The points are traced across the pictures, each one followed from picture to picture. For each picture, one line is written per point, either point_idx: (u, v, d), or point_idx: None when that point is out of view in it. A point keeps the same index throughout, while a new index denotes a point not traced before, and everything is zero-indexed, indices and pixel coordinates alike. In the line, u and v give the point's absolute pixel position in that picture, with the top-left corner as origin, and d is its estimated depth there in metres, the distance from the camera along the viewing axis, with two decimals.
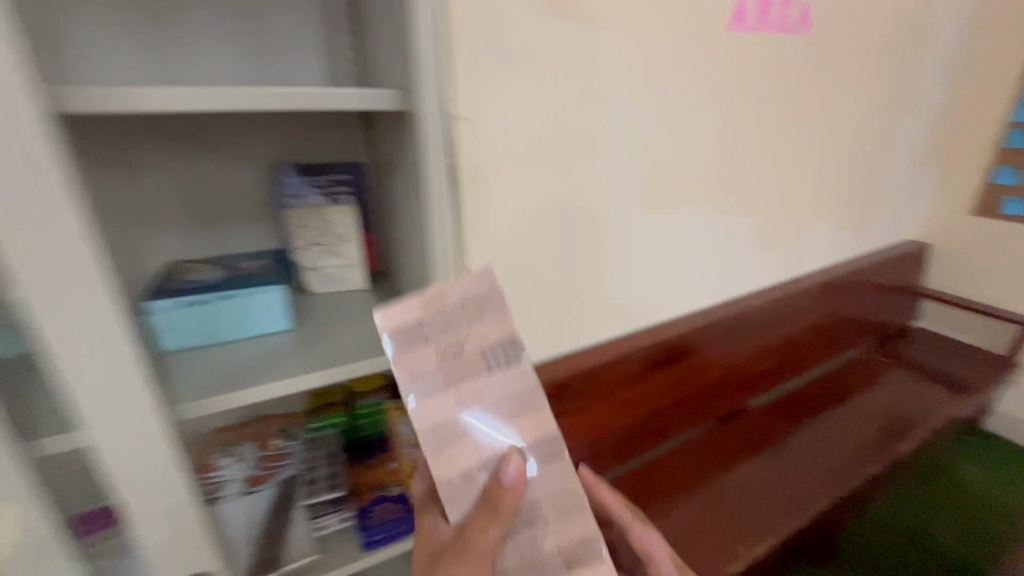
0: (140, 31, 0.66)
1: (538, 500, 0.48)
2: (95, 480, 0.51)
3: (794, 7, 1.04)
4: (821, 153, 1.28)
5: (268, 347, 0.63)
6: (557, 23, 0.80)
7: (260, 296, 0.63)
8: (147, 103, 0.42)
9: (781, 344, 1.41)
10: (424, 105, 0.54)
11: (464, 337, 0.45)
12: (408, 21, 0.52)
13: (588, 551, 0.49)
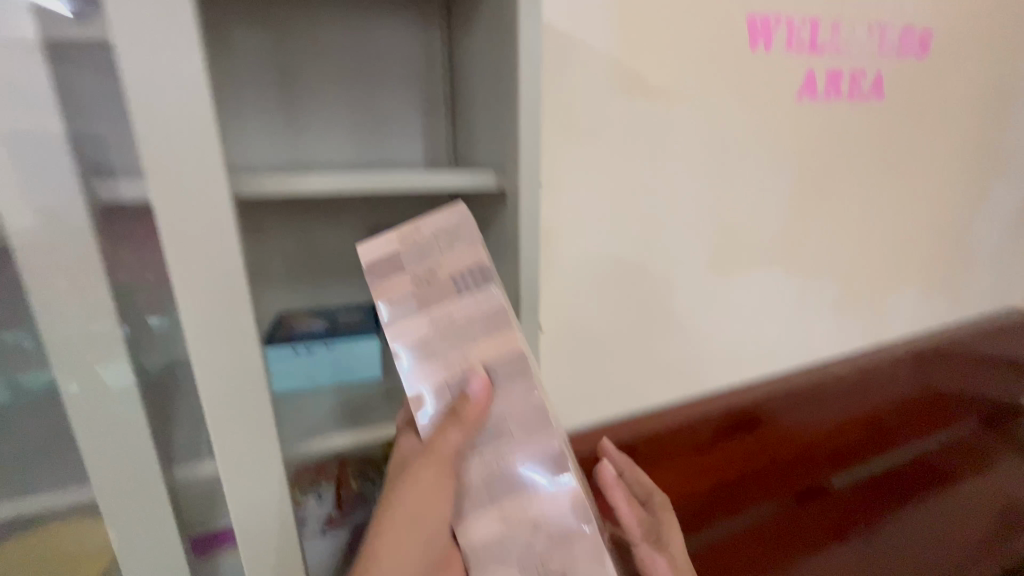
0: (268, 121, 0.74)
1: (505, 414, 0.49)
2: (219, 500, 0.58)
3: (865, 75, 1.05)
4: (905, 216, 1.22)
5: (364, 394, 0.69)
6: (627, 102, 0.87)
7: (360, 346, 0.70)
8: (297, 188, 0.52)
9: (864, 418, 1.32)
10: (522, 185, 0.57)
11: (437, 265, 0.49)
12: (509, 109, 0.58)
13: (557, 463, 0.49)
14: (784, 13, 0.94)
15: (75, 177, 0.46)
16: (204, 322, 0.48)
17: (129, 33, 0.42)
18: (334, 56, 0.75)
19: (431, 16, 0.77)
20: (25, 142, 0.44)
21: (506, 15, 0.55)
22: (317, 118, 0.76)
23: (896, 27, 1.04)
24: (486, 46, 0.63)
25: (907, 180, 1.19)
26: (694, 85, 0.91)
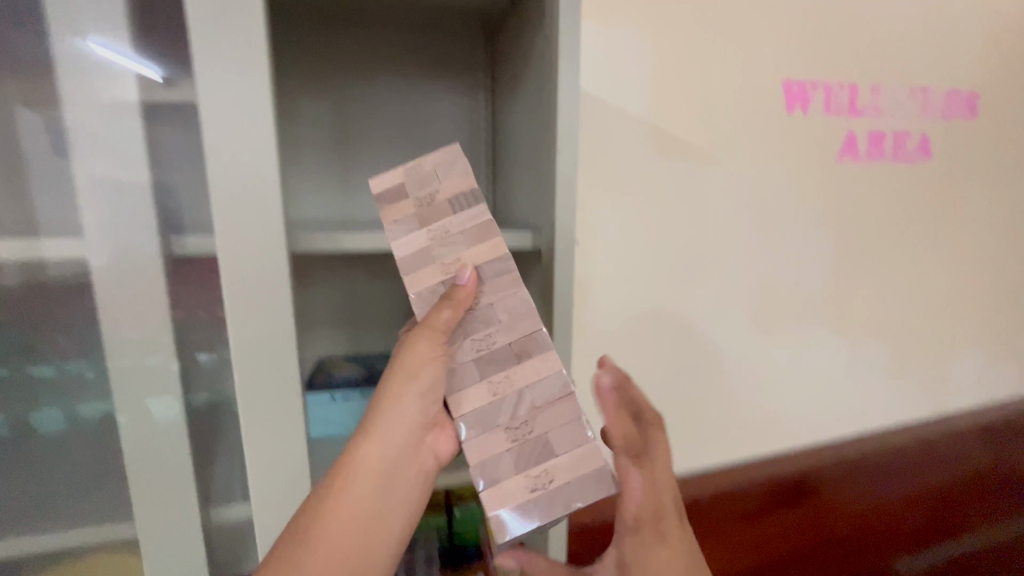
0: (322, 180, 0.80)
1: (494, 301, 0.48)
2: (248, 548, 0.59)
3: (909, 137, 1.04)
4: (962, 278, 1.16)
5: None
6: (662, 162, 0.89)
7: None
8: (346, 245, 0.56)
9: (930, 495, 1.21)
10: (557, 244, 0.59)
11: (437, 191, 0.49)
12: (546, 172, 0.60)
13: (543, 347, 0.47)
14: (820, 79, 0.95)
15: (154, 228, 0.51)
16: (252, 367, 0.52)
17: (211, 108, 0.47)
18: (386, 122, 0.81)
19: (477, 86, 0.83)
20: (116, 193, 0.50)
21: (546, 87, 0.59)
22: (366, 175, 0.81)
23: (939, 90, 1.04)
24: (526, 114, 0.67)
25: (963, 241, 1.14)
26: (729, 146, 0.92)
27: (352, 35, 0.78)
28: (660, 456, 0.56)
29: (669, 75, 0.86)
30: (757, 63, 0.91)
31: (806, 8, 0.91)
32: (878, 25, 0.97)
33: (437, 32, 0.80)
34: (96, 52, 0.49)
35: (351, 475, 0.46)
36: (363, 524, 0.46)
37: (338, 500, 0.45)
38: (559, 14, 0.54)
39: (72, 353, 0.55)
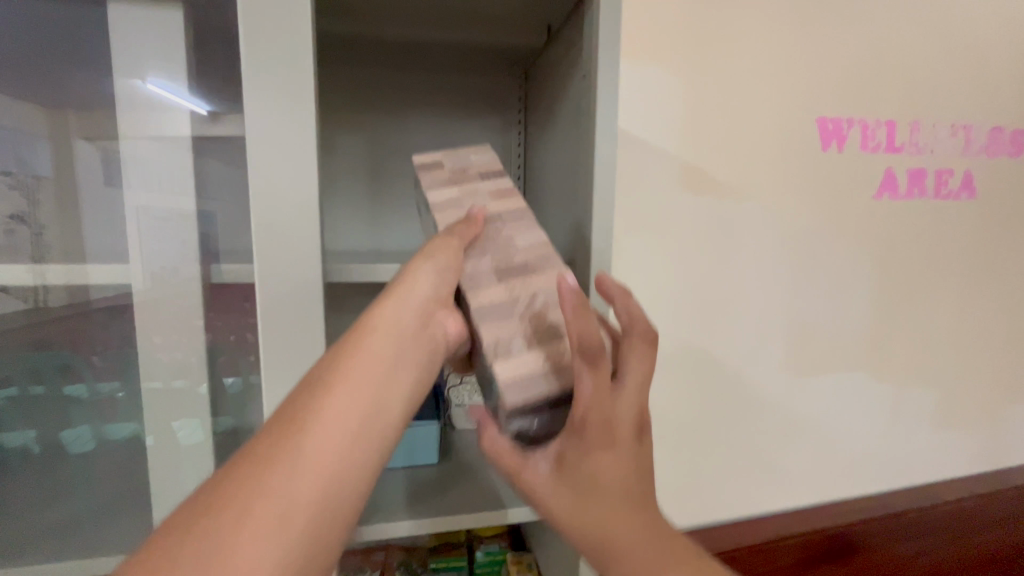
0: (355, 211, 0.82)
1: (509, 233, 0.50)
2: None
3: (952, 174, 1.00)
4: (1015, 321, 1.10)
5: (423, 477, 0.69)
6: (693, 198, 0.88)
7: (422, 430, 0.72)
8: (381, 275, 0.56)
9: (991, 557, 1.12)
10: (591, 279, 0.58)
11: (471, 164, 0.56)
12: (581, 206, 0.60)
13: (554, 263, 0.49)
14: (854, 116, 0.94)
15: (196, 256, 0.52)
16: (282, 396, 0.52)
17: None
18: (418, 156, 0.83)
19: (508, 122, 0.84)
20: (162, 221, 0.53)
21: (583, 124, 0.59)
22: (398, 206, 0.83)
23: (981, 128, 1.01)
24: (561, 149, 0.68)
25: (1014, 282, 1.08)
26: (762, 182, 0.91)
27: (389, 75, 0.80)
28: (632, 375, 0.45)
29: (700, 112, 0.86)
30: (790, 100, 0.90)
31: (838, 47, 0.91)
32: (915, 63, 0.95)
33: (470, 72, 0.82)
34: (155, 91, 0.51)
35: (363, 333, 0.42)
36: (373, 396, 0.40)
37: (348, 370, 0.40)
38: (598, 54, 0.54)
39: (115, 372, 0.59)
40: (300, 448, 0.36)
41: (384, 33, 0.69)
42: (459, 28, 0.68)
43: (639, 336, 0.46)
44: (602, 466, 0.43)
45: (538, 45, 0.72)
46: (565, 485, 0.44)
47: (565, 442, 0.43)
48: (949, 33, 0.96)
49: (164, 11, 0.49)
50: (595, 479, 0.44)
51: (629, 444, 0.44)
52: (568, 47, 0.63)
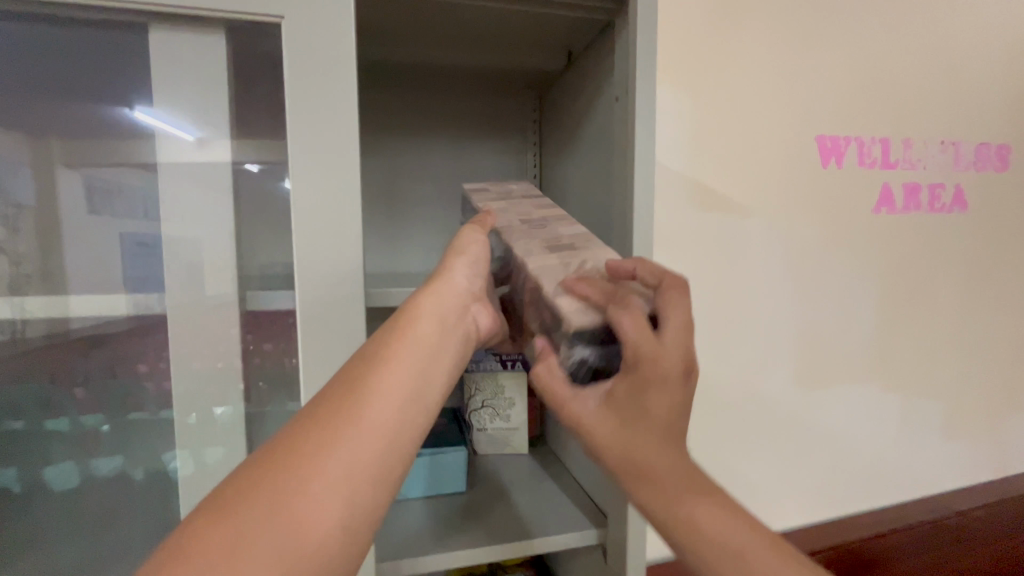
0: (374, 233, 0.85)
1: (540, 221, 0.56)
2: None
3: (944, 189, 1.04)
4: (1013, 330, 1.12)
5: (450, 507, 0.68)
6: (703, 216, 0.90)
7: (449, 457, 0.70)
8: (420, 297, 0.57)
9: (1008, 564, 1.12)
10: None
11: (512, 189, 0.63)
12: (617, 228, 0.59)
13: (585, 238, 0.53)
14: (851, 135, 0.97)
15: (231, 282, 0.52)
16: None
17: (298, 166, 0.49)
18: (437, 179, 0.87)
19: (525, 144, 0.89)
20: (190, 245, 0.52)
21: (618, 145, 0.59)
22: (416, 225, 0.87)
23: (969, 144, 1.05)
24: (591, 172, 0.68)
25: (1008, 291, 1.11)
26: (769, 200, 0.93)
27: (412, 102, 0.84)
28: (672, 322, 0.47)
29: (709, 132, 0.89)
30: (791, 120, 0.93)
31: (835, 69, 0.95)
32: (906, 84, 0.99)
33: (490, 96, 0.86)
34: (140, 118, 0.51)
35: (411, 319, 0.46)
36: (419, 359, 0.44)
37: (399, 346, 0.43)
38: (636, 77, 0.54)
39: (146, 402, 0.58)
40: (358, 404, 0.39)
41: (415, 57, 0.73)
42: (484, 53, 0.72)
43: (673, 286, 0.49)
44: (645, 397, 0.48)
45: (558, 70, 0.76)
46: (614, 417, 0.49)
47: (617, 381, 0.48)
48: (936, 55, 1.00)
49: (207, 35, 0.49)
50: (641, 410, 0.49)
51: (672, 384, 0.47)
52: (588, 74, 0.67)
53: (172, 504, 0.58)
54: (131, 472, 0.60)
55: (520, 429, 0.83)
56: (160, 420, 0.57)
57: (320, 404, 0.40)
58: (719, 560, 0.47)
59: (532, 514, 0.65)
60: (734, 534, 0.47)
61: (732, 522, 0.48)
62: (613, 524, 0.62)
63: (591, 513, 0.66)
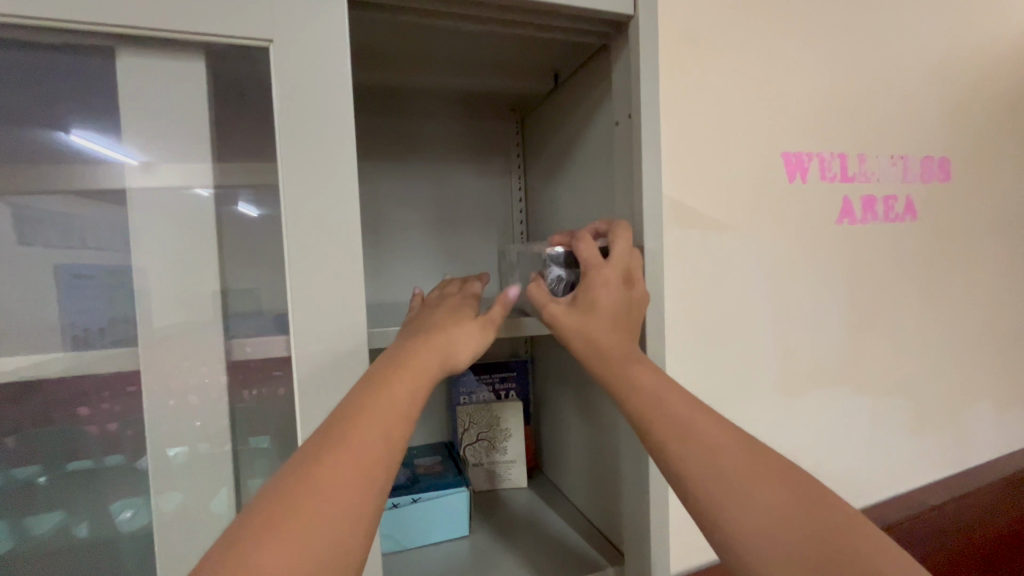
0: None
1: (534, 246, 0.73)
2: None
3: (896, 200, 1.10)
4: (966, 329, 1.19)
5: (454, 555, 0.67)
6: (684, 233, 0.91)
7: (449, 500, 0.69)
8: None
9: (980, 554, 1.17)
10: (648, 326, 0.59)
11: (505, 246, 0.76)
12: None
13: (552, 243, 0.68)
14: (814, 151, 1.02)
15: (216, 317, 0.52)
16: None
17: (291, 194, 0.49)
18: (421, 202, 0.88)
19: (510, 167, 0.91)
20: (164, 276, 0.50)
21: (622, 169, 0.60)
22: (398, 248, 0.87)
23: (916, 157, 1.12)
24: (590, 195, 0.69)
25: (958, 294, 1.17)
26: (744, 215, 0.96)
27: (396, 125, 0.85)
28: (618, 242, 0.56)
29: (688, 150, 0.90)
30: (760, 137, 0.96)
31: (797, 89, 0.99)
32: (857, 103, 1.06)
33: (473, 119, 0.89)
34: (76, 142, 0.50)
35: (412, 350, 0.48)
36: (407, 396, 0.45)
37: (401, 369, 0.46)
38: (638, 102, 0.55)
39: (128, 448, 0.53)
40: (369, 418, 0.43)
41: (403, 77, 0.72)
42: (473, 76, 0.72)
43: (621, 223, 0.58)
44: (594, 291, 0.54)
45: (546, 92, 0.78)
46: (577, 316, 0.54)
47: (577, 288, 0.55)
48: (882, 76, 1.07)
49: (181, 60, 0.49)
50: (596, 308, 0.54)
51: (616, 285, 0.54)
52: (586, 92, 0.67)
53: (127, 551, 0.55)
54: (75, 527, 0.56)
55: (517, 462, 0.83)
56: (113, 464, 0.54)
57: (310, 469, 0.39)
58: (651, 419, 0.50)
59: (546, 562, 0.64)
60: (668, 399, 0.51)
61: (663, 383, 0.52)
62: (631, 555, 0.60)
63: (607, 552, 0.66)
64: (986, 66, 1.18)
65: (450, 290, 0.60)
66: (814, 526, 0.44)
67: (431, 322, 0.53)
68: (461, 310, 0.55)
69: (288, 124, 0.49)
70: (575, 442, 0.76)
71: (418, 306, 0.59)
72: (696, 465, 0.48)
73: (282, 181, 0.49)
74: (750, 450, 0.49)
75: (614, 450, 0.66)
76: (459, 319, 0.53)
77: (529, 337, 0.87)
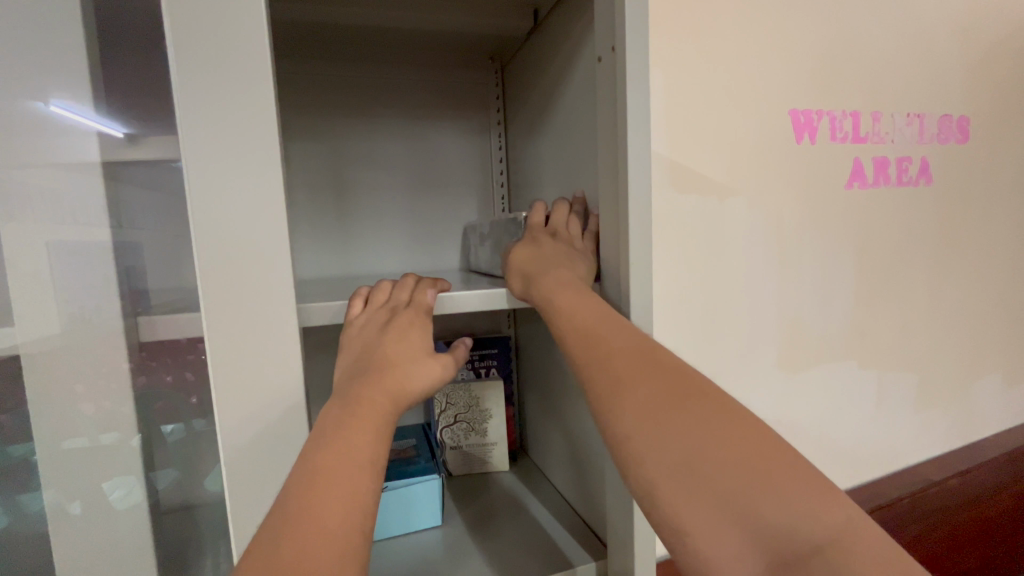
0: (324, 233, 0.79)
1: None
2: None
3: (910, 162, 1.02)
4: (978, 300, 1.13)
5: (428, 546, 0.63)
6: (681, 198, 0.84)
7: (422, 489, 0.65)
8: (441, 308, 0.51)
9: (985, 529, 1.14)
10: (632, 296, 0.53)
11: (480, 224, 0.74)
12: (608, 215, 0.54)
13: None
14: (823, 109, 0.94)
15: (177, 291, 0.50)
16: (270, 459, 0.45)
17: (206, 135, 0.41)
18: (394, 163, 0.82)
19: (489, 123, 0.85)
20: (161, 247, 0.51)
21: (605, 112, 0.53)
22: (371, 217, 0.82)
23: (933, 116, 1.04)
24: (572, 149, 0.63)
25: (971, 264, 1.11)
26: (746, 178, 0.89)
27: (364, 76, 0.79)
28: (569, 218, 0.59)
29: (685, 105, 0.83)
30: (767, 91, 0.89)
31: (808, 39, 0.91)
32: (871, 56, 0.97)
33: (447, 68, 0.81)
34: (59, 115, 0.49)
35: (368, 373, 0.44)
36: (381, 415, 0.43)
37: (364, 391, 0.43)
38: (620, 34, 0.48)
39: (75, 431, 0.50)
40: (345, 439, 0.40)
41: (365, 14, 0.62)
42: (442, 14, 0.64)
43: (580, 206, 0.61)
44: (542, 247, 0.54)
45: (525, 31, 0.70)
46: (528, 265, 0.53)
47: (529, 247, 0.55)
48: (901, 25, 0.99)
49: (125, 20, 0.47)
50: (541, 256, 0.53)
51: (564, 246, 0.55)
52: (567, 26, 0.60)
53: (97, 534, 0.52)
54: (60, 508, 0.51)
55: (497, 444, 0.79)
56: (79, 448, 0.51)
57: (286, 518, 0.36)
58: (595, 358, 0.47)
59: (527, 554, 0.61)
60: (599, 328, 0.49)
61: (600, 310, 0.50)
62: (614, 547, 0.56)
63: (589, 544, 0.62)
64: (1012, 17, 1.09)
65: (396, 299, 0.49)
66: (773, 496, 0.38)
67: (385, 359, 0.45)
68: (419, 337, 0.46)
69: (196, 44, 0.40)
70: (555, 427, 0.73)
71: (358, 314, 0.48)
72: (632, 393, 0.45)
73: (189, 115, 0.40)
74: (719, 420, 0.42)
75: (595, 437, 0.62)
76: (422, 357, 0.46)
77: (512, 312, 0.83)
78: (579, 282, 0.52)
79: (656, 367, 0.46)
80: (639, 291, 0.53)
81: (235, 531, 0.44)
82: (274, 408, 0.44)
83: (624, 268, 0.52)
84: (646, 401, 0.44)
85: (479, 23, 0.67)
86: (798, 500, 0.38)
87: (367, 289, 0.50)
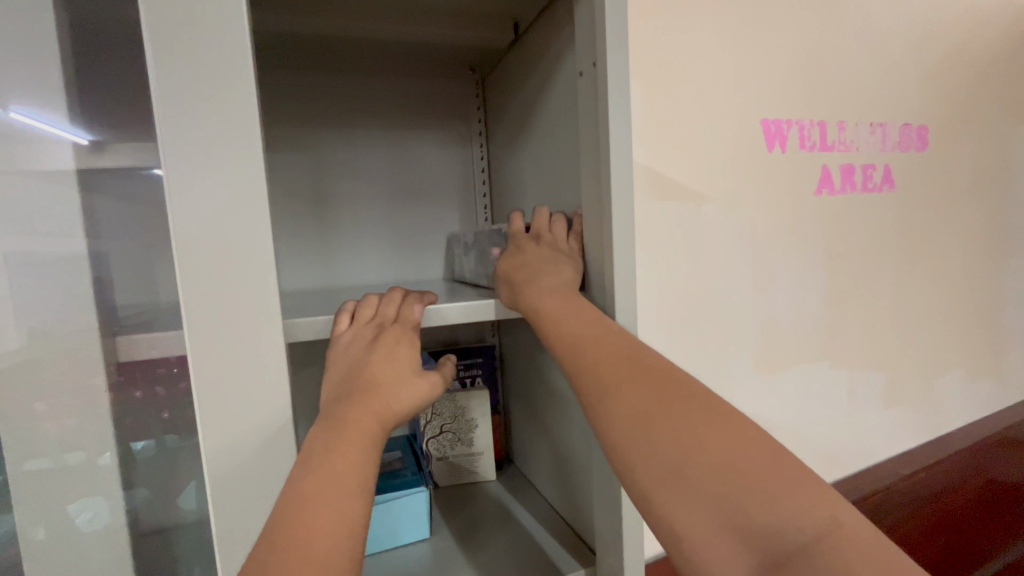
0: (303, 243, 0.78)
1: None
2: None
3: (874, 169, 1.07)
4: (939, 300, 1.18)
5: (417, 559, 0.63)
6: (659, 205, 0.86)
7: (410, 501, 0.64)
8: (428, 321, 0.51)
9: (950, 519, 1.19)
10: (616, 304, 0.54)
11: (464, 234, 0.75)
12: (592, 225, 0.55)
13: None
14: (792, 119, 0.97)
15: (148, 303, 0.49)
16: (254, 476, 0.44)
17: (185, 148, 0.40)
18: (374, 173, 0.82)
19: (470, 132, 0.86)
20: (131, 258, 0.49)
21: (587, 123, 0.54)
22: (351, 227, 0.81)
23: (894, 125, 1.09)
24: (554, 159, 0.63)
25: (932, 266, 1.16)
26: (721, 185, 0.91)
27: (343, 85, 0.78)
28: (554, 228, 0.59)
29: (661, 114, 0.85)
30: (738, 101, 0.91)
31: (776, 51, 0.94)
32: (836, 68, 1.01)
33: (427, 78, 0.82)
34: (19, 121, 0.47)
35: (356, 392, 0.44)
36: (369, 433, 0.42)
37: (352, 410, 0.43)
38: (601, 48, 0.49)
39: (42, 451, 0.48)
40: (334, 459, 0.40)
41: (347, 25, 0.62)
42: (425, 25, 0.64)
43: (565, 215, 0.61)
44: (528, 257, 0.54)
45: (505, 44, 0.71)
46: (515, 276, 0.53)
47: (516, 258, 0.55)
48: (863, 39, 1.03)
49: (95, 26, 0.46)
50: (527, 266, 0.53)
51: (550, 255, 0.55)
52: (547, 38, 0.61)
53: (66, 559, 0.50)
54: (23, 532, 0.49)
55: (484, 454, 0.79)
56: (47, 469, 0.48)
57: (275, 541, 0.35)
58: (584, 369, 0.48)
59: (516, 564, 0.61)
60: (587, 339, 0.49)
61: (588, 320, 0.50)
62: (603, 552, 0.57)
63: (578, 551, 0.62)
64: (966, 32, 1.15)
65: (383, 314, 0.49)
66: (761, 498, 0.39)
67: (372, 377, 0.44)
68: (406, 353, 0.46)
69: (174, 55, 0.39)
70: (542, 435, 0.73)
71: (344, 330, 0.47)
72: (620, 402, 0.45)
73: (167, 126, 0.40)
74: (704, 425, 0.43)
75: (581, 444, 0.62)
76: (409, 375, 0.46)
77: (497, 321, 0.83)
78: (566, 292, 0.52)
79: (645, 375, 0.46)
80: (623, 299, 0.54)
81: (219, 554, 0.43)
82: (257, 425, 0.43)
83: (608, 276, 0.53)
84: (635, 410, 0.45)
85: (461, 35, 0.67)
86: (783, 505, 0.38)
87: (354, 304, 0.50)
